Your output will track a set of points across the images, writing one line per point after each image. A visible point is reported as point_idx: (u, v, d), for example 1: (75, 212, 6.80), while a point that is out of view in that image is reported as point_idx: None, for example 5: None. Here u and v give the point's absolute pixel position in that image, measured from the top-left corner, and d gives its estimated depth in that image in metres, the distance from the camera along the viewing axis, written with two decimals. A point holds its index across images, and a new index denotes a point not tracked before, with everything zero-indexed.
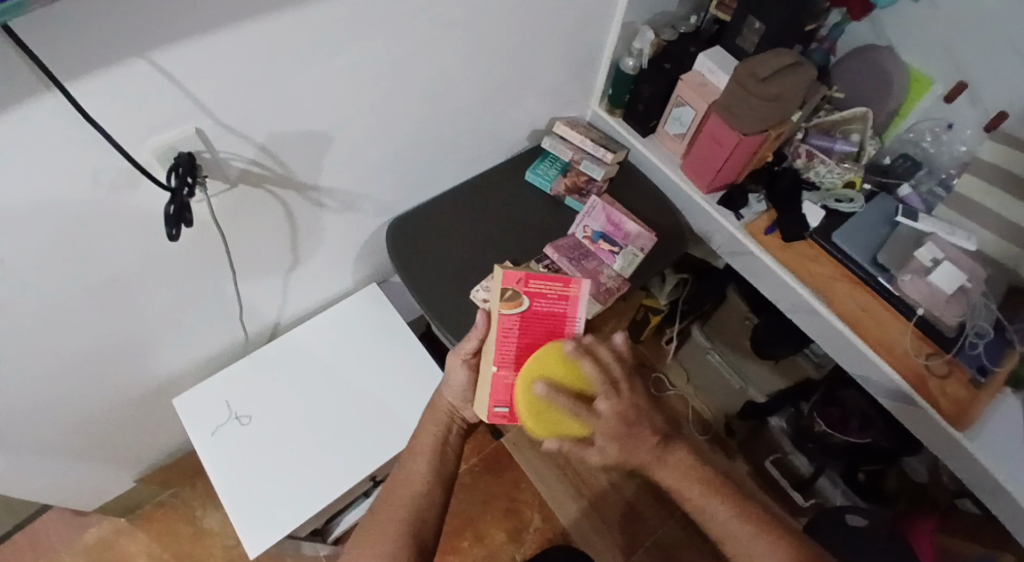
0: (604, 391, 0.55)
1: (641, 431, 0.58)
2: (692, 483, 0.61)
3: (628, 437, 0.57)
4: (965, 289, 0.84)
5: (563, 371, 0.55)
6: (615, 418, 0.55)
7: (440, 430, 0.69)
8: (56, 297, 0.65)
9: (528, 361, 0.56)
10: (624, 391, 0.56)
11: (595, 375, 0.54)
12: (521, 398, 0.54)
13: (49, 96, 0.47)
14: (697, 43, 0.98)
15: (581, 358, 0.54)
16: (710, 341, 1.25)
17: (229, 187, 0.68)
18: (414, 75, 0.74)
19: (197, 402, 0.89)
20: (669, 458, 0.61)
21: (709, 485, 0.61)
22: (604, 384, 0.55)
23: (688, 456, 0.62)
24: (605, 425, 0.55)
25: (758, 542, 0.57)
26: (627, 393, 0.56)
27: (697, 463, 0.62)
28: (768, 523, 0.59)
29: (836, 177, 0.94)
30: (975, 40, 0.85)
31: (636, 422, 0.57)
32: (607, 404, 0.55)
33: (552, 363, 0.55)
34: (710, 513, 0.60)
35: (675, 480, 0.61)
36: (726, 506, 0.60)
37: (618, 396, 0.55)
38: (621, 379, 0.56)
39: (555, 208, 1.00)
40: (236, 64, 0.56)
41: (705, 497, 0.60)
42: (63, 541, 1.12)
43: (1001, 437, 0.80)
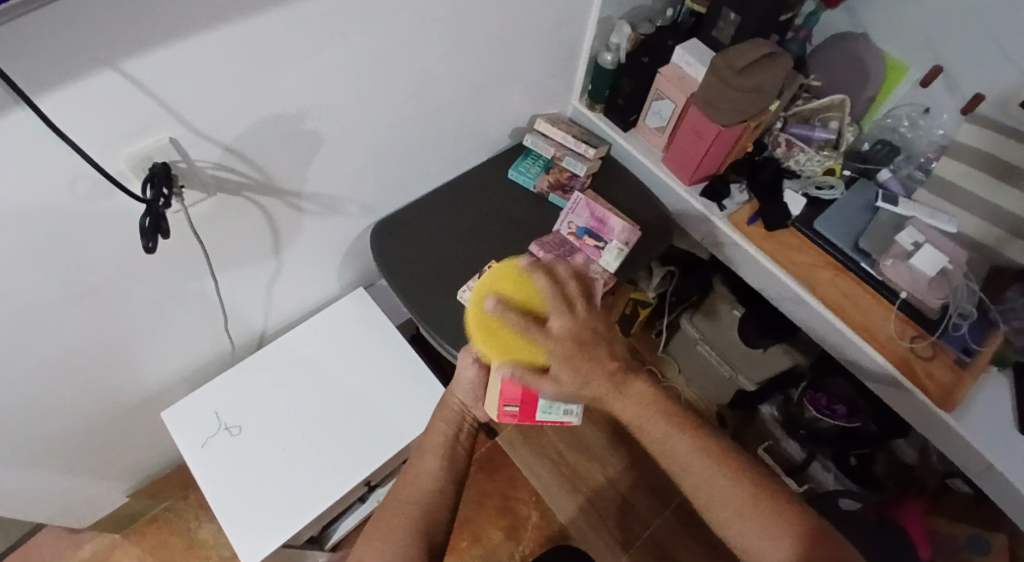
0: (557, 307, 0.53)
1: (598, 352, 0.54)
2: (655, 419, 0.55)
3: (585, 358, 0.53)
4: (947, 272, 0.85)
5: (515, 288, 0.54)
6: (568, 336, 0.52)
7: (450, 430, 0.69)
8: (35, 312, 0.64)
9: (483, 280, 0.56)
10: (580, 307, 0.54)
11: (547, 289, 0.53)
12: (473, 318, 0.56)
13: (17, 110, 0.46)
14: (675, 35, 0.98)
15: (535, 274, 0.54)
16: (698, 332, 1.25)
17: (208, 196, 0.67)
18: (391, 78, 0.73)
19: (186, 413, 0.89)
20: (628, 390, 0.56)
21: (672, 419, 0.55)
22: (557, 300, 0.53)
23: (652, 390, 0.57)
24: (559, 342, 0.52)
25: (724, 478, 0.52)
26: (583, 312, 0.54)
27: (665, 398, 0.57)
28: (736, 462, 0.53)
29: (817, 164, 0.94)
30: (948, 24, 0.85)
31: (592, 341, 0.54)
32: (559, 321, 0.52)
33: (506, 283, 0.55)
34: (672, 449, 0.55)
35: (633, 414, 0.56)
36: (692, 442, 0.54)
37: (571, 312, 0.53)
38: (577, 296, 0.54)
39: (539, 205, 1.01)
40: (209, 72, 0.56)
41: (669, 432, 0.55)
42: (56, 558, 1.11)
43: (987, 417, 0.81)
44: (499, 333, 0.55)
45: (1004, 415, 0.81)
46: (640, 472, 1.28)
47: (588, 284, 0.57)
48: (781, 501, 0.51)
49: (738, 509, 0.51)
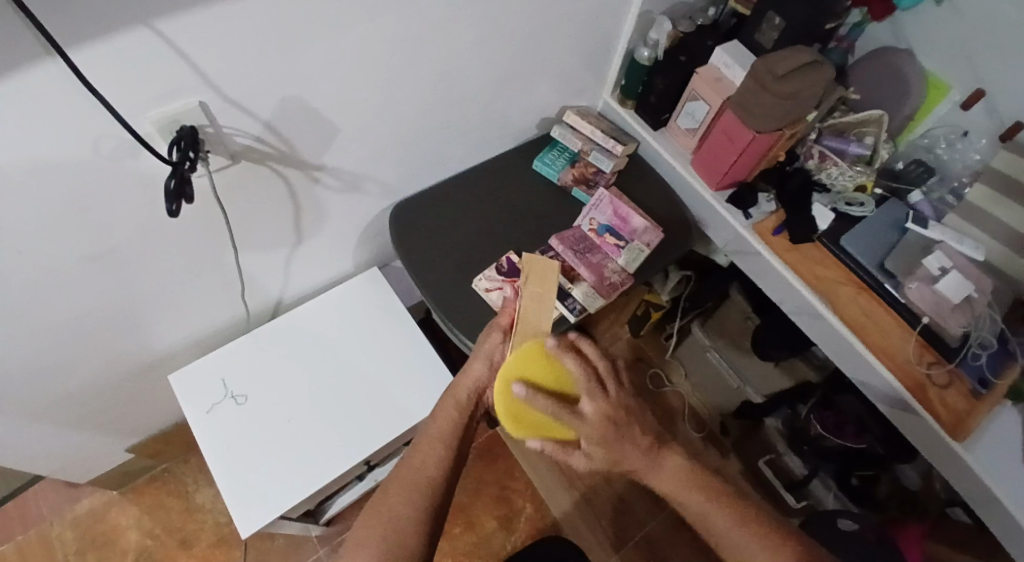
0: (588, 388, 0.59)
1: (630, 432, 0.60)
2: (689, 489, 0.61)
3: (615, 440, 0.59)
4: (971, 299, 0.83)
5: (544, 371, 0.61)
6: (599, 419, 0.59)
7: (461, 414, 0.67)
8: (52, 268, 0.64)
9: (506, 364, 0.61)
10: (610, 389, 0.60)
11: (576, 370, 0.60)
12: (499, 405, 0.60)
13: (49, 62, 0.45)
14: (715, 36, 0.96)
15: (564, 354, 0.60)
16: (711, 340, 1.27)
17: (232, 163, 0.66)
18: (426, 55, 0.72)
19: (195, 376, 0.89)
20: (662, 464, 0.62)
21: (706, 491, 0.61)
22: (590, 384, 0.59)
23: (685, 463, 0.62)
24: (591, 427, 0.58)
25: (756, 548, 0.56)
26: (612, 393, 0.60)
27: (696, 469, 0.62)
28: (770, 528, 0.58)
29: (848, 180, 0.92)
30: (997, 47, 0.83)
31: (622, 423, 0.60)
32: (591, 405, 0.59)
33: (530, 365, 0.61)
34: (710, 523, 0.59)
35: (672, 489, 0.61)
36: (730, 515, 0.59)
37: (602, 395, 0.59)
38: (604, 377, 0.61)
39: (561, 199, 0.99)
40: (241, 37, 0.54)
41: (706, 506, 0.60)
42: (54, 511, 1.12)
43: (999, 450, 0.80)
44: (528, 414, 0.60)
45: (1014, 449, 0.80)
46: None
47: (615, 367, 0.63)
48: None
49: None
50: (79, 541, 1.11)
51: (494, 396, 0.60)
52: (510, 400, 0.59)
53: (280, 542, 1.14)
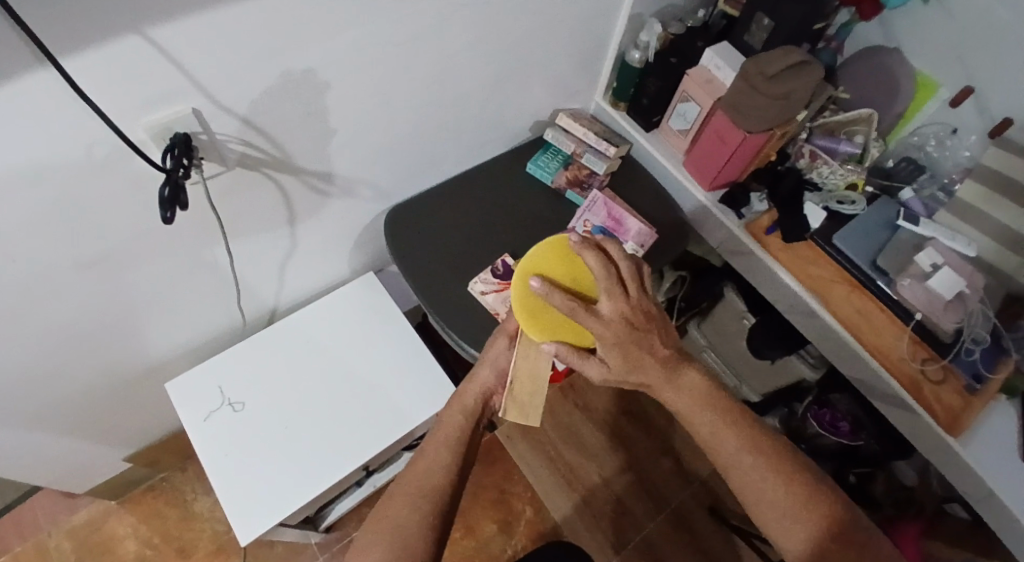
0: (608, 288, 0.56)
1: (648, 338, 0.57)
2: (704, 410, 0.58)
3: (631, 343, 0.57)
4: (963, 296, 0.84)
5: (564, 269, 0.60)
6: (617, 319, 0.56)
7: (469, 418, 0.67)
8: (48, 275, 0.64)
9: (529, 255, 0.61)
10: (631, 293, 0.57)
11: (596, 268, 0.56)
12: (518, 296, 0.60)
13: (40, 69, 0.45)
14: (705, 37, 0.97)
15: (586, 251, 0.56)
16: (705, 339, 1.27)
17: (226, 169, 0.67)
18: (418, 59, 0.72)
19: (191, 384, 0.89)
20: (681, 379, 0.59)
21: (722, 412, 0.58)
22: (610, 284, 0.56)
23: (704, 380, 0.59)
24: (607, 326, 0.56)
25: (766, 475, 0.55)
26: (633, 296, 0.57)
27: (714, 386, 0.59)
28: (779, 456, 0.56)
29: (839, 179, 0.93)
30: (985, 45, 0.84)
31: (640, 326, 0.57)
32: (609, 304, 0.56)
33: (555, 262, 0.60)
34: (718, 444, 0.57)
35: (686, 405, 0.58)
36: (744, 439, 0.57)
37: (621, 298, 0.56)
38: (626, 280, 0.57)
39: (556, 201, 1.00)
40: (232, 43, 0.54)
41: (719, 426, 0.57)
42: (51, 522, 1.12)
43: (994, 445, 0.80)
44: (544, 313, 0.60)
45: (1009, 443, 0.80)
46: (638, 475, 1.28)
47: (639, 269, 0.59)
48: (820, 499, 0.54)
49: (783, 511, 0.54)
50: (77, 551, 1.10)
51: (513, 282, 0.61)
52: (528, 293, 0.60)
53: (280, 549, 1.14)
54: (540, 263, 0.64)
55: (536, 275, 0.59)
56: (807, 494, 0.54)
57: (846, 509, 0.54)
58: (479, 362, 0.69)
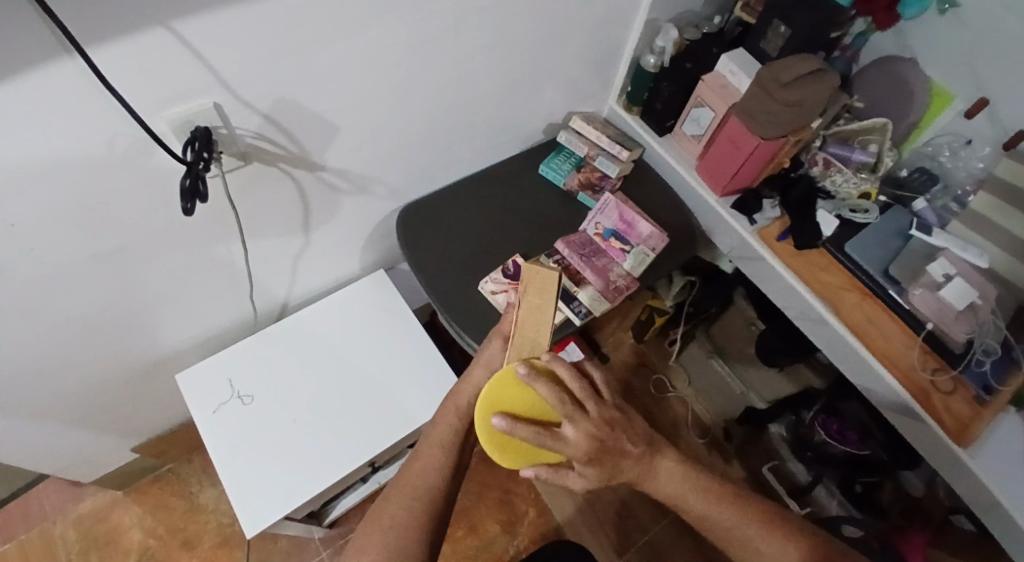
0: (567, 414, 0.53)
1: (620, 442, 0.56)
2: (689, 492, 0.59)
3: (607, 454, 0.55)
4: (975, 306, 0.83)
5: (520, 399, 0.55)
6: (587, 440, 0.54)
7: (462, 424, 0.65)
8: (66, 264, 0.64)
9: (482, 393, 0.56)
10: (590, 407, 0.55)
11: (551, 399, 0.53)
12: (482, 433, 0.55)
13: (68, 60, 0.46)
14: (720, 44, 0.97)
15: (536, 382, 0.53)
16: (713, 346, 1.29)
17: (243, 163, 0.67)
18: (437, 59, 0.73)
19: (202, 376, 0.89)
20: (659, 470, 0.59)
21: (705, 491, 0.60)
22: (567, 407, 0.54)
23: (680, 462, 0.61)
24: (578, 449, 0.54)
25: (761, 544, 0.57)
26: (594, 410, 0.55)
27: (690, 465, 0.61)
28: (769, 519, 0.59)
29: (853, 187, 0.92)
30: (1000, 58, 0.84)
31: (611, 437, 0.55)
32: (573, 429, 0.54)
33: (508, 392, 0.55)
34: (713, 524, 0.59)
35: (673, 489, 0.60)
36: (728, 511, 0.59)
37: (582, 416, 0.54)
38: (583, 397, 0.55)
39: (567, 204, 1.00)
40: (254, 38, 0.55)
41: (707, 505, 0.59)
42: (57, 511, 1.13)
43: (1002, 457, 0.80)
44: (512, 443, 0.55)
45: (1017, 455, 0.80)
46: None
47: (591, 378, 0.58)
48: (810, 551, 0.57)
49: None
50: (82, 540, 1.11)
51: (477, 421, 0.56)
52: (492, 429, 0.55)
53: (284, 544, 1.14)
54: (534, 271, 0.58)
55: (498, 413, 0.55)
56: (806, 550, 0.57)
57: (845, 557, 0.58)
58: (472, 363, 0.68)
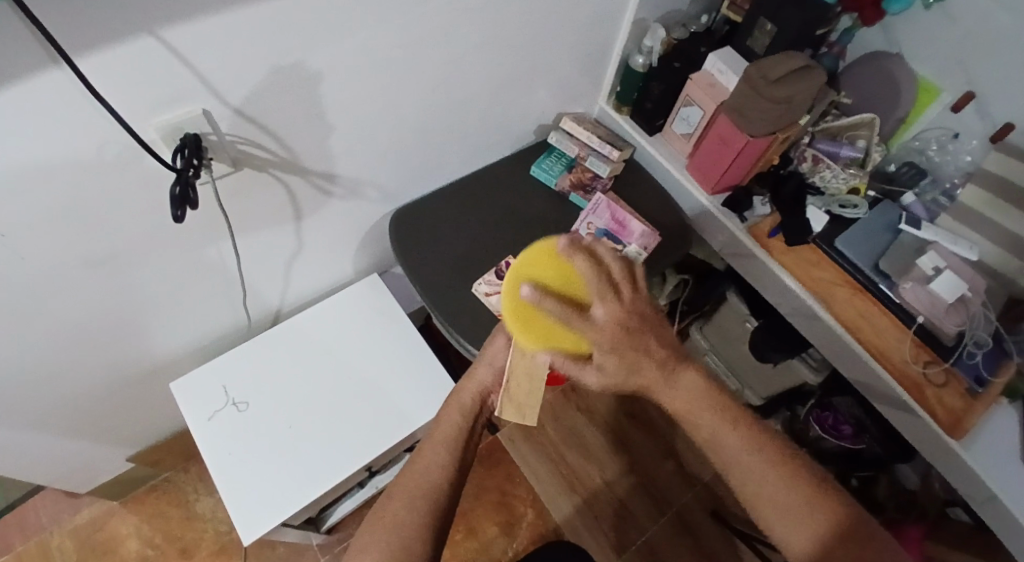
0: (599, 293, 0.51)
1: (646, 340, 0.53)
2: (703, 409, 0.56)
3: (630, 348, 0.52)
4: (965, 299, 0.84)
5: (556, 271, 0.53)
6: (613, 324, 0.51)
7: (467, 419, 0.66)
8: (57, 273, 0.64)
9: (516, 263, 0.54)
10: (624, 293, 0.52)
11: (586, 271, 0.51)
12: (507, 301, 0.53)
13: (55, 69, 0.46)
14: (708, 43, 0.98)
15: (575, 254, 0.51)
16: (709, 343, 1.27)
17: (234, 169, 0.67)
18: (426, 62, 0.73)
19: (196, 384, 0.89)
20: (679, 381, 0.56)
21: (722, 412, 0.56)
22: (601, 289, 0.51)
23: (702, 379, 0.57)
24: (603, 332, 0.51)
25: (768, 475, 0.54)
26: (628, 297, 0.52)
27: (712, 385, 0.58)
28: (781, 455, 0.55)
29: (842, 183, 0.93)
30: (986, 52, 0.84)
31: (639, 331, 0.52)
32: (603, 309, 0.51)
33: (541, 266, 0.53)
34: (721, 448, 0.56)
35: (687, 406, 0.56)
36: (741, 439, 0.56)
37: (615, 300, 0.51)
38: (619, 282, 0.52)
39: (560, 204, 1.00)
40: (243, 44, 0.55)
41: (720, 427, 0.56)
42: (53, 522, 1.12)
43: (996, 447, 0.80)
44: (535, 318, 0.53)
45: (1011, 446, 0.80)
46: (638, 477, 1.28)
47: (632, 268, 0.55)
48: (824, 494, 0.53)
49: (788, 511, 0.53)
50: (79, 551, 1.11)
51: (504, 289, 0.54)
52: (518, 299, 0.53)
53: (282, 551, 1.14)
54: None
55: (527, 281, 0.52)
56: (813, 492, 0.53)
57: (852, 509, 0.54)
58: (477, 359, 0.68)
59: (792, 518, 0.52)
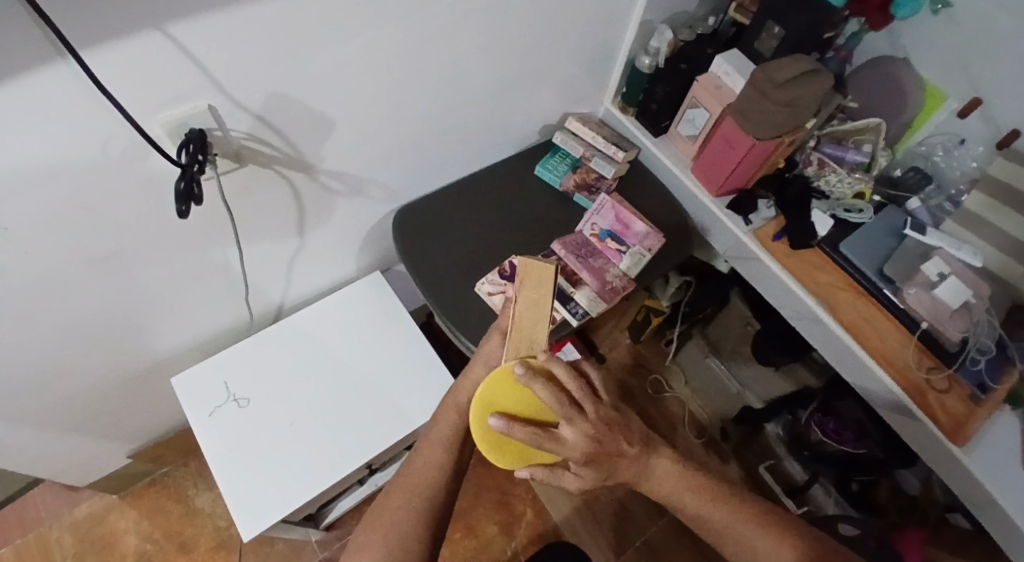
0: (566, 417, 0.53)
1: (617, 443, 0.57)
2: (684, 492, 0.61)
3: (605, 455, 0.56)
4: (969, 305, 0.83)
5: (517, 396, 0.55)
6: (584, 441, 0.54)
7: (462, 418, 0.64)
8: (60, 269, 0.64)
9: (478, 387, 0.55)
10: (590, 408, 0.55)
11: (550, 398, 0.53)
12: (477, 431, 0.55)
13: (61, 63, 0.46)
14: (714, 45, 0.98)
15: (533, 383, 0.52)
16: (710, 345, 1.28)
17: (239, 165, 0.67)
18: (432, 61, 0.73)
19: (196, 380, 0.89)
20: (657, 470, 0.61)
21: (701, 490, 0.61)
22: (566, 411, 0.53)
23: (675, 461, 0.62)
24: (575, 450, 0.54)
25: (756, 539, 0.59)
26: (592, 411, 0.55)
27: (685, 464, 0.62)
28: (765, 520, 0.60)
29: (847, 187, 0.93)
30: (993, 58, 0.84)
31: (610, 436, 0.56)
32: (572, 430, 0.54)
33: (503, 391, 0.54)
34: (711, 521, 0.60)
35: (668, 489, 0.61)
36: (725, 509, 0.60)
37: (580, 419, 0.54)
38: (580, 397, 0.55)
39: (563, 205, 1.00)
40: (249, 40, 0.55)
41: (701, 503, 0.61)
42: (52, 516, 1.12)
43: (998, 453, 0.80)
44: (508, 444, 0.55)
45: (1014, 452, 0.80)
46: None
47: (587, 377, 0.57)
48: (808, 548, 0.59)
49: None
50: (77, 545, 1.10)
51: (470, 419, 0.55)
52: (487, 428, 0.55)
53: (280, 547, 1.14)
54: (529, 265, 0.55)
55: (494, 413, 0.54)
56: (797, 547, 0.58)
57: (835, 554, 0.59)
58: (473, 359, 0.66)
59: None
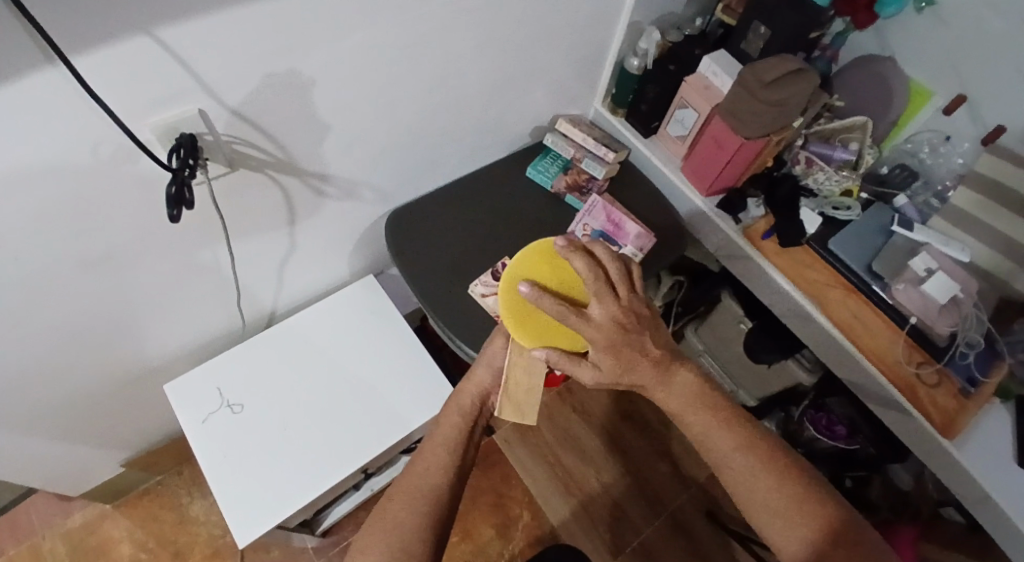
0: (596, 291, 0.54)
1: (641, 340, 0.56)
2: (696, 408, 0.58)
3: (625, 346, 0.55)
4: (958, 300, 0.85)
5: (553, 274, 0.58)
6: (609, 323, 0.54)
7: (466, 421, 0.66)
8: (49, 275, 0.64)
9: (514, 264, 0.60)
10: (621, 294, 0.55)
11: (585, 272, 0.54)
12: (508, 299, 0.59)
13: (51, 69, 0.46)
14: (703, 45, 0.99)
15: (572, 254, 0.54)
16: (703, 344, 1.29)
17: (230, 170, 0.67)
18: (423, 62, 0.73)
19: (190, 387, 0.89)
20: (673, 380, 0.58)
21: (717, 412, 0.58)
22: (598, 286, 0.54)
23: (695, 378, 0.59)
24: (599, 330, 0.54)
25: (759, 476, 0.54)
26: (623, 298, 0.55)
27: (706, 385, 0.59)
28: (776, 460, 0.55)
29: (835, 184, 0.94)
30: (977, 56, 0.86)
31: (634, 330, 0.55)
32: (600, 308, 0.54)
33: (541, 268, 0.59)
34: (714, 448, 0.57)
35: (679, 405, 0.58)
36: (735, 439, 0.56)
37: (611, 300, 0.54)
38: (616, 283, 0.55)
39: (555, 205, 1.01)
40: (239, 43, 0.55)
41: (711, 427, 0.57)
42: (45, 526, 1.11)
43: (987, 447, 0.81)
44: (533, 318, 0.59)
45: (1003, 446, 0.81)
46: (636, 479, 1.28)
47: (628, 269, 0.57)
48: (815, 495, 0.54)
49: (778, 512, 0.53)
50: (70, 554, 1.10)
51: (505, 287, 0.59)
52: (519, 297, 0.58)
53: (276, 554, 1.13)
54: None
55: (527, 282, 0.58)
56: (802, 490, 0.54)
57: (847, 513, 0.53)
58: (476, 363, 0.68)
59: (780, 519, 0.53)
